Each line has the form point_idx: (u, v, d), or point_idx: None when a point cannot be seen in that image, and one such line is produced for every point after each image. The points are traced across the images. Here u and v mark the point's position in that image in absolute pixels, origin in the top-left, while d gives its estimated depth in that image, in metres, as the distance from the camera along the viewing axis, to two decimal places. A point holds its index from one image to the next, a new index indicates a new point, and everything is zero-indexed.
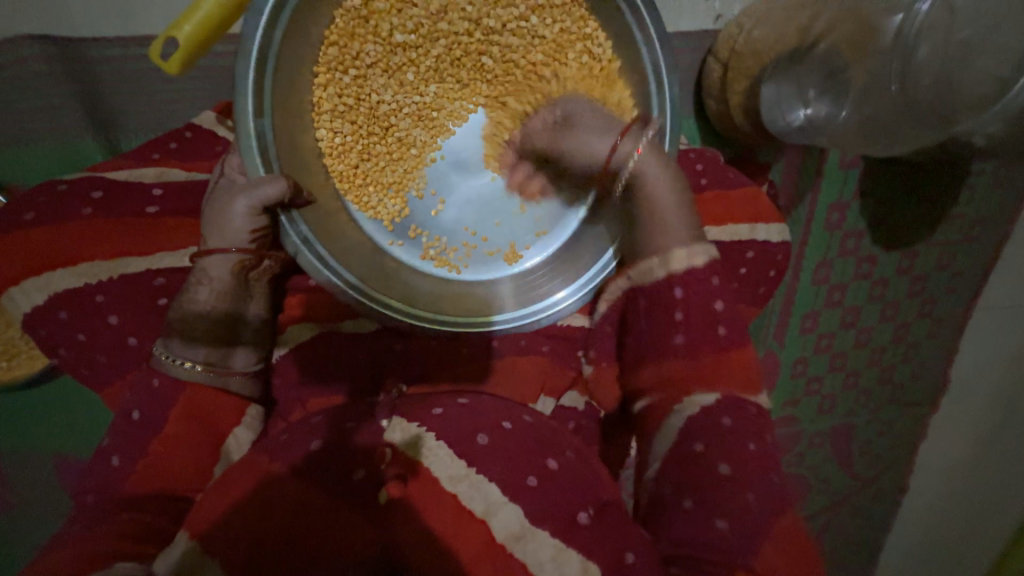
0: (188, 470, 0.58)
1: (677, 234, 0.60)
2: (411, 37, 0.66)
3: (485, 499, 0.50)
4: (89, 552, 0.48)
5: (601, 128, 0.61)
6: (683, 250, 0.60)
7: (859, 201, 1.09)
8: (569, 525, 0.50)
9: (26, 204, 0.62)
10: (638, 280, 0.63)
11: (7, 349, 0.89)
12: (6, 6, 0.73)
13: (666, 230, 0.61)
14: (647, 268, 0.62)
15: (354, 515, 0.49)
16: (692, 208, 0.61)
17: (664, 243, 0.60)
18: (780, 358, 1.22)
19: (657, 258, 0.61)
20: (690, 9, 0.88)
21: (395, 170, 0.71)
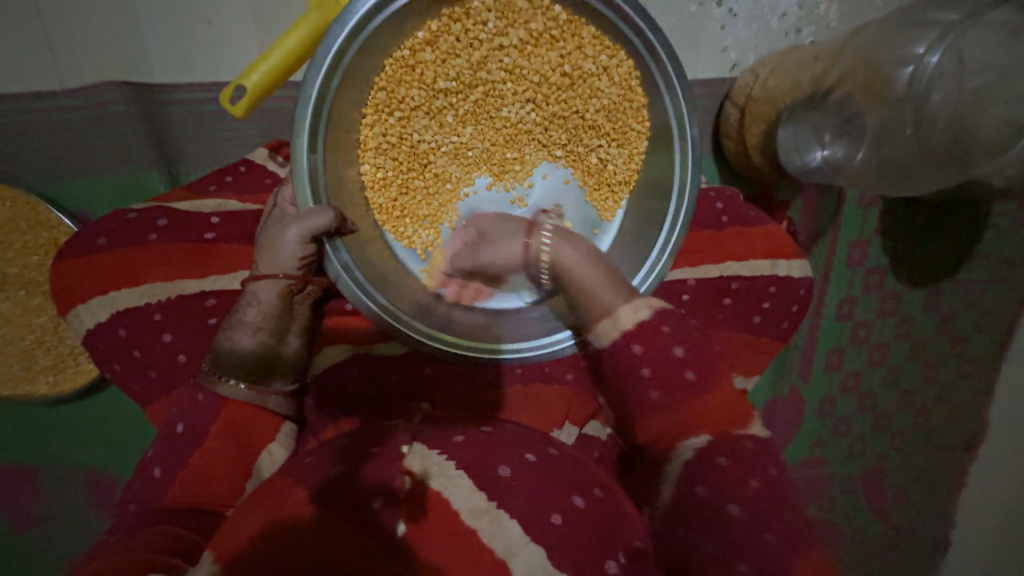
0: (224, 484, 0.60)
1: (609, 289, 0.53)
2: (451, 85, 0.72)
3: (506, 538, 0.48)
4: (124, 563, 0.49)
5: (513, 226, 0.64)
6: (627, 305, 0.52)
7: (880, 238, 1.10)
8: (595, 570, 0.48)
9: (98, 231, 0.68)
10: (603, 343, 0.53)
11: (57, 365, 0.95)
12: (93, 59, 0.83)
13: (602, 289, 0.54)
14: (601, 330, 0.53)
15: (378, 547, 0.47)
16: (613, 267, 0.55)
17: (605, 304, 0.53)
18: (805, 396, 1.19)
19: (606, 318, 0.53)
20: (707, 59, 0.93)
21: (430, 202, 0.75)
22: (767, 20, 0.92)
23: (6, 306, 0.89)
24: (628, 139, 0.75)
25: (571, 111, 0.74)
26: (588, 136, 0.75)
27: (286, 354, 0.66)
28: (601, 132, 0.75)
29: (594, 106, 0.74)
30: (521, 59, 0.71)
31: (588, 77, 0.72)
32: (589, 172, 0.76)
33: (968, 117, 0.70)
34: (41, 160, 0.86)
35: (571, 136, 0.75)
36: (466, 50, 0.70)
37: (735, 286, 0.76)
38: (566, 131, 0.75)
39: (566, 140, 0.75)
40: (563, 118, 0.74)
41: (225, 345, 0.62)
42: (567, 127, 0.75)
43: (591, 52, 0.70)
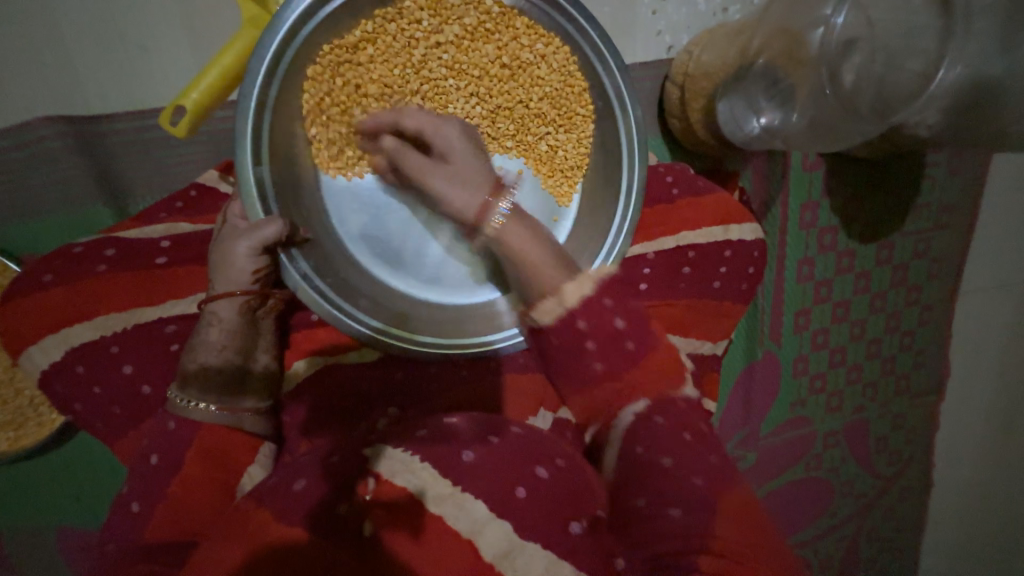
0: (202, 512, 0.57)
1: (555, 270, 0.56)
2: (395, 84, 0.71)
3: (471, 517, 0.48)
4: None
5: (480, 162, 0.62)
6: (573, 284, 0.55)
7: (828, 199, 1.15)
8: (561, 536, 0.47)
9: (42, 269, 0.65)
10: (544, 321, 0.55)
11: (15, 420, 0.90)
12: (22, 97, 0.80)
13: (545, 269, 0.56)
14: (543, 307, 0.55)
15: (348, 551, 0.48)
16: (560, 249, 0.58)
17: (551, 283, 0.55)
18: (780, 359, 1.23)
19: (551, 292, 0.55)
20: (643, 43, 0.97)
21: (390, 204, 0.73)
22: (695, 1, 0.96)
23: None
24: (573, 122, 0.77)
25: (515, 100, 0.75)
26: (537, 123, 0.76)
27: (254, 370, 0.66)
28: (548, 118, 0.76)
29: (537, 93, 0.75)
30: (460, 55, 0.72)
31: (527, 67, 0.74)
32: (541, 159, 0.78)
33: (881, 73, 0.76)
34: None
35: (521, 125, 0.76)
36: (404, 50, 0.70)
37: (692, 254, 0.79)
38: (514, 122, 0.76)
39: (516, 130, 0.76)
40: (509, 107, 0.75)
41: (188, 368, 0.60)
42: (515, 116, 0.76)
43: (527, 41, 0.72)
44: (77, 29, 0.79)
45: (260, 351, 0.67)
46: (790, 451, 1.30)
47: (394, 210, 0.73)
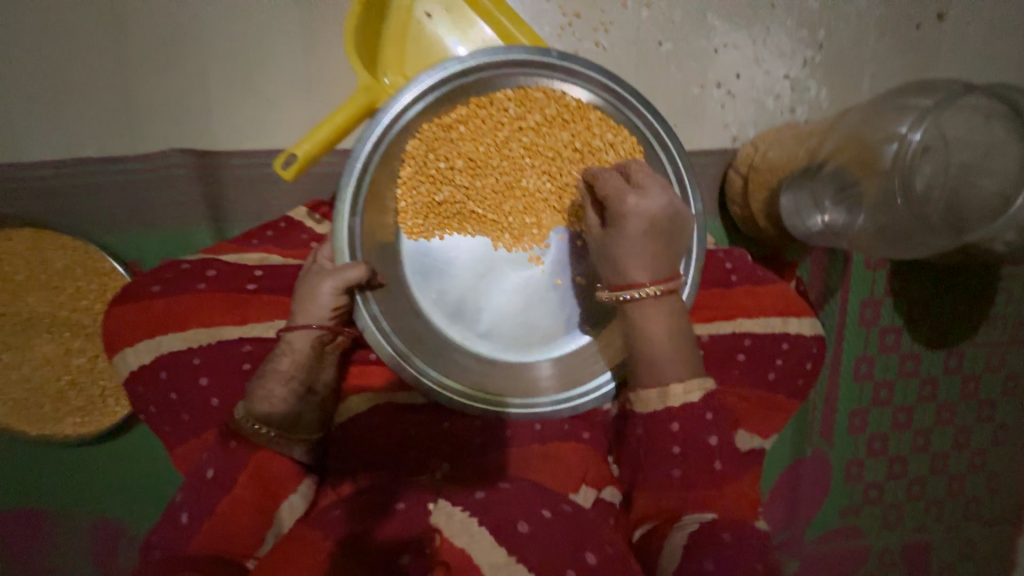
0: (247, 534, 0.61)
1: (674, 372, 0.61)
2: (477, 158, 0.78)
3: None
4: None
5: (642, 248, 0.61)
6: (682, 388, 0.61)
7: (891, 298, 1.12)
8: None
9: (151, 280, 0.73)
10: (641, 410, 0.63)
11: (86, 407, 0.99)
12: (164, 130, 0.94)
13: (666, 366, 0.62)
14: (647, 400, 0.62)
15: None
16: (689, 356, 0.62)
17: (663, 380, 0.62)
18: (830, 460, 1.16)
19: (657, 391, 0.62)
20: (709, 132, 1.02)
21: (457, 258, 0.78)
22: (764, 100, 1.01)
23: (52, 346, 0.96)
24: None
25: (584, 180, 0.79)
26: None
27: (311, 403, 0.69)
28: None
29: None
30: (538, 137, 0.78)
31: (598, 151, 0.78)
32: None
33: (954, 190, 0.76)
34: (105, 215, 0.95)
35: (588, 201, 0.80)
36: (491, 131, 0.78)
37: (747, 341, 0.78)
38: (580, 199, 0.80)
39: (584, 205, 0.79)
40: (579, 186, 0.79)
41: (257, 395, 0.64)
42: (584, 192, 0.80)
43: (599, 130, 0.78)
44: (219, 78, 0.94)
45: (321, 383, 0.70)
46: (837, 564, 1.19)
47: (459, 267, 0.78)
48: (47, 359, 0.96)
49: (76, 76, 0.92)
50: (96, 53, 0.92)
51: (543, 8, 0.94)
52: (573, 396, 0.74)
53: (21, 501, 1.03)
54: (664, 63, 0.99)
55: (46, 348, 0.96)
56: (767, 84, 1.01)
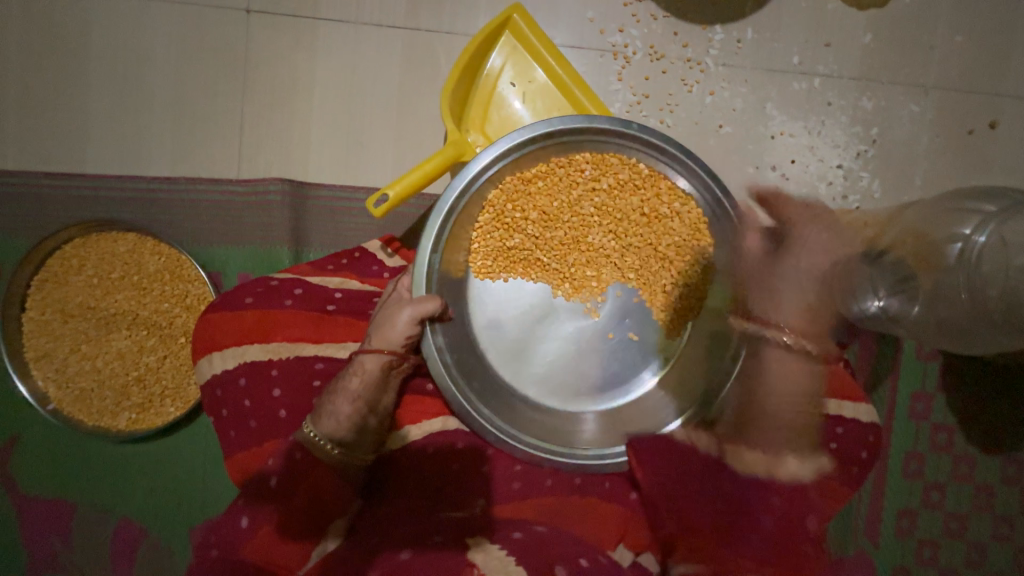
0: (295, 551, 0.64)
1: None
2: (550, 211, 0.84)
3: None
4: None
5: None
6: None
7: (944, 394, 1.09)
8: None
9: (243, 291, 0.79)
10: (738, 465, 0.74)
11: (144, 404, 1.04)
12: (266, 160, 1.06)
13: None
14: (752, 463, 0.74)
15: None
16: None
17: None
18: (874, 561, 1.09)
19: (765, 463, 0.74)
20: (762, 210, 1.07)
21: (517, 301, 0.82)
22: (817, 186, 1.06)
23: (127, 343, 1.03)
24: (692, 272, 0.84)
25: (644, 245, 0.85)
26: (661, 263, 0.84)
27: (369, 425, 0.71)
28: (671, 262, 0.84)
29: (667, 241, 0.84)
30: (609, 198, 0.84)
31: (663, 218, 0.84)
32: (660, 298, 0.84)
33: None
34: (201, 230, 1.05)
35: (647, 263, 0.84)
36: (567, 187, 0.84)
37: (801, 420, 0.78)
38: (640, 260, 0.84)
39: (642, 266, 0.84)
40: (638, 249, 0.84)
41: (326, 410, 0.68)
42: (644, 254, 0.84)
43: (667, 199, 0.83)
44: (322, 122, 1.06)
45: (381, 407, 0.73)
46: None
47: (517, 311, 0.82)
48: (121, 354, 1.02)
49: (203, 108, 1.06)
50: (223, 92, 1.05)
51: (616, 89, 1.05)
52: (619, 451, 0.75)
53: (59, 492, 1.06)
54: (723, 143, 1.06)
55: (122, 345, 1.03)
56: (821, 172, 1.06)
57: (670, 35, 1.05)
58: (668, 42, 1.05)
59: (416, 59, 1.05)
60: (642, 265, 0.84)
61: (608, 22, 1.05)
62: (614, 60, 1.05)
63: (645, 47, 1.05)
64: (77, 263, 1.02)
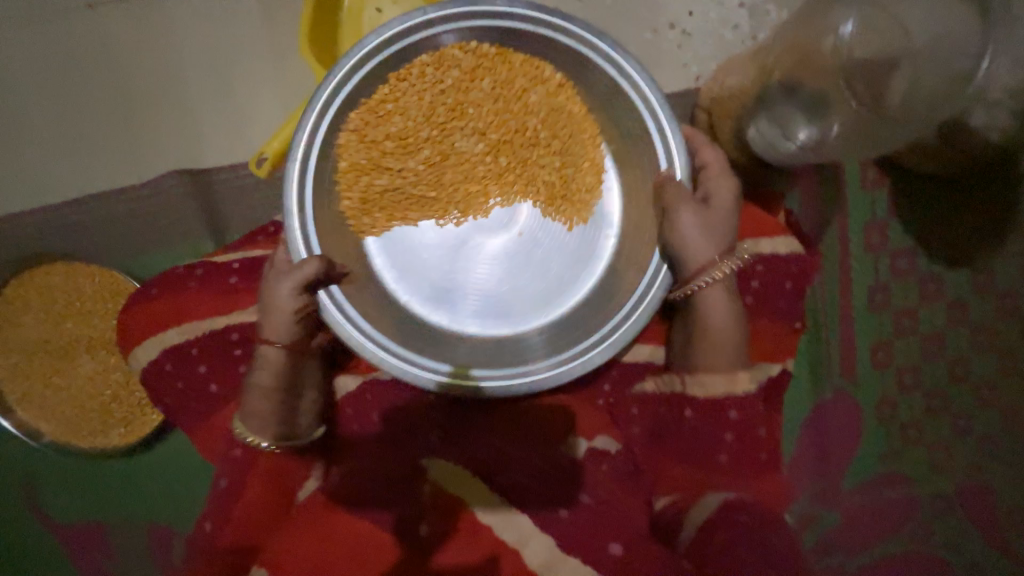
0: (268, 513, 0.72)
1: None
2: (408, 133, 0.78)
3: (518, 532, 0.67)
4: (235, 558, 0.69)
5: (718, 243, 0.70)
6: None
7: (897, 219, 1.04)
8: (600, 551, 0.65)
9: (152, 284, 0.81)
10: (697, 394, 0.72)
11: (127, 418, 1.09)
12: (161, 156, 1.04)
13: None
14: (713, 389, 0.71)
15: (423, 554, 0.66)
16: None
17: None
18: (856, 399, 1.10)
19: (723, 383, 0.71)
20: (670, 75, 1.01)
21: (409, 237, 0.80)
22: (721, 32, 0.99)
23: (92, 366, 1.07)
24: (577, 142, 0.79)
25: (521, 132, 0.79)
26: (543, 146, 0.79)
27: (304, 402, 0.73)
28: (551, 139, 0.79)
29: (539, 120, 0.78)
30: (462, 98, 0.78)
31: (526, 98, 0.78)
32: (555, 184, 0.79)
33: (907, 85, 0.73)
34: (122, 242, 1.06)
35: (528, 151, 0.79)
36: (415, 103, 0.77)
37: None
38: (520, 152, 0.79)
39: (524, 157, 0.79)
40: (517, 139, 0.79)
41: (247, 410, 0.69)
42: (521, 144, 0.79)
43: (521, 75, 0.77)
44: (202, 103, 1.02)
45: (308, 387, 0.74)
46: (886, 514, 1.10)
47: (418, 253, 0.80)
48: (89, 377, 1.07)
49: (82, 122, 1.03)
50: (97, 96, 1.02)
51: None
52: (564, 367, 0.69)
53: (76, 515, 1.13)
54: (612, 13, 0.99)
55: (87, 368, 1.07)
56: (722, 16, 0.99)
57: None
58: None
59: (276, 11, 1.00)
60: (523, 157, 0.79)
61: None
62: None
63: None
64: (21, 305, 1.04)
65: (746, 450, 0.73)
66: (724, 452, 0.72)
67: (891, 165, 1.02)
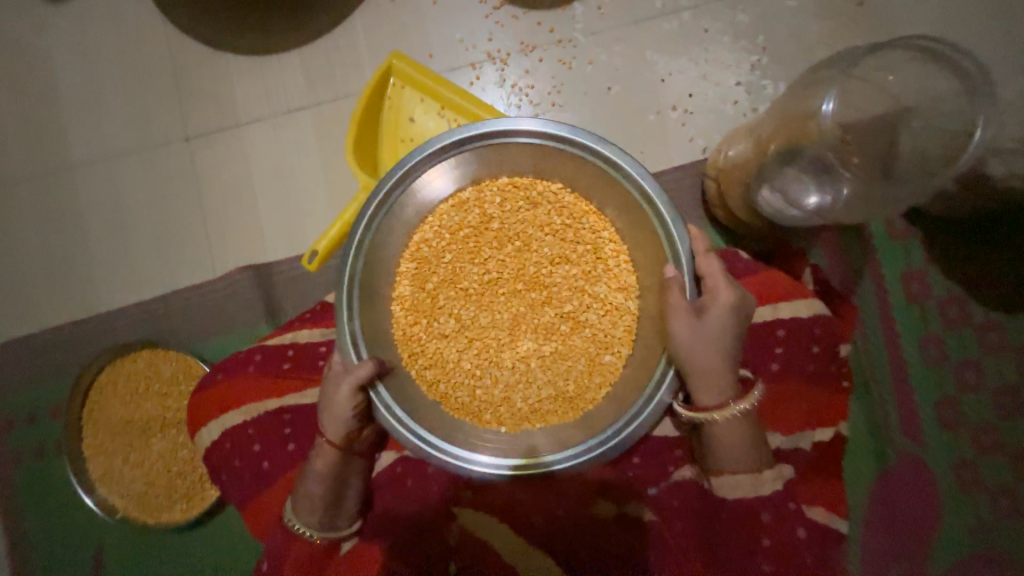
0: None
1: None
2: (453, 279, 0.88)
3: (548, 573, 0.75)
4: None
5: (718, 349, 0.72)
6: None
7: (937, 268, 1.00)
8: None
9: (219, 369, 0.92)
10: (728, 492, 0.75)
11: (189, 493, 1.17)
12: (233, 253, 1.21)
13: None
14: (733, 483, 0.74)
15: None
16: None
17: None
18: (931, 466, 0.99)
19: (748, 478, 0.73)
20: (677, 149, 1.08)
21: (470, 388, 0.85)
22: (722, 108, 1.07)
23: (163, 443, 1.18)
24: (597, 272, 0.86)
25: (565, 300, 0.86)
26: (564, 283, 0.86)
27: (346, 501, 0.79)
28: (568, 270, 0.87)
29: (554, 248, 0.87)
30: (487, 239, 0.89)
31: (541, 234, 0.88)
32: (578, 322, 0.85)
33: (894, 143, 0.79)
34: (198, 328, 1.21)
35: (552, 288, 0.87)
36: (447, 250, 0.89)
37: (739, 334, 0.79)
38: (545, 290, 0.87)
39: (547, 294, 0.87)
40: (562, 310, 0.86)
41: (300, 497, 0.77)
42: (545, 279, 0.87)
43: (531, 208, 0.88)
44: (267, 207, 1.20)
45: (353, 477, 0.80)
46: None
47: (464, 377, 0.85)
48: (160, 454, 1.17)
49: (171, 228, 1.23)
50: (185, 205, 1.22)
51: (503, 90, 1.13)
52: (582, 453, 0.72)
53: None
54: (617, 102, 1.10)
55: (159, 445, 1.18)
56: (721, 94, 1.07)
57: (536, 26, 1.12)
58: (535, 32, 1.12)
59: (327, 126, 1.19)
60: (546, 295, 0.87)
61: (476, 36, 1.14)
62: (493, 65, 1.13)
63: (516, 44, 1.12)
64: (111, 388, 1.18)
65: (782, 530, 0.74)
66: (767, 535, 0.73)
67: (917, 217, 1.01)
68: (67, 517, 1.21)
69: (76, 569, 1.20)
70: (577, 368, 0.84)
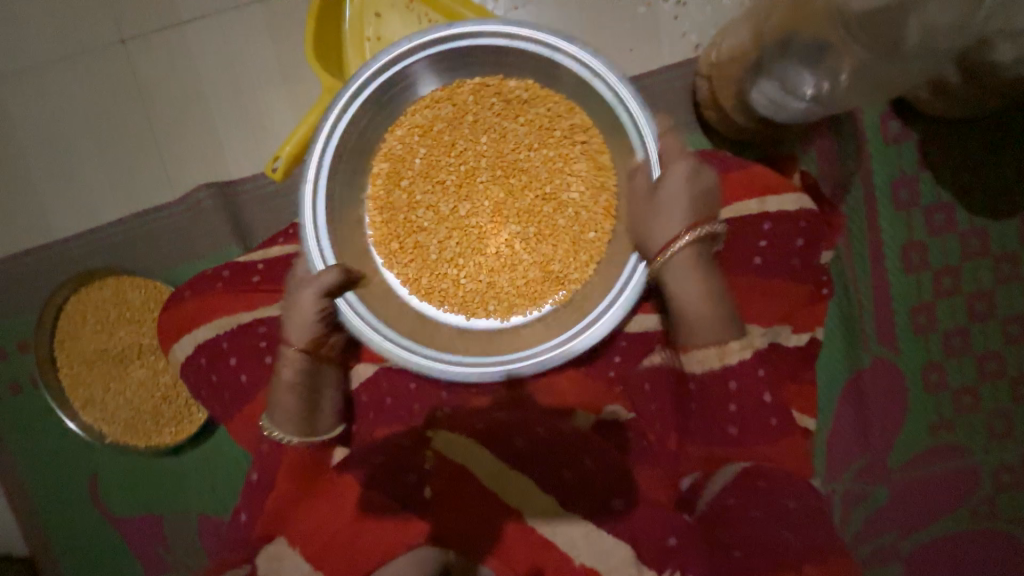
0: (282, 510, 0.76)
1: None
2: (428, 172, 0.83)
3: (523, 492, 0.66)
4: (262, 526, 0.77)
5: (684, 228, 0.69)
6: None
7: (928, 173, 0.99)
8: (606, 511, 0.65)
9: (186, 286, 0.88)
10: (696, 369, 0.71)
11: (176, 418, 1.18)
12: (193, 172, 1.12)
13: None
14: (703, 359, 0.70)
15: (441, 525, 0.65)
16: None
17: None
18: (900, 369, 1.03)
19: (713, 351, 0.69)
20: (670, 46, 1.00)
21: (452, 279, 0.83)
22: None
23: (143, 369, 1.16)
24: (573, 155, 0.81)
25: (543, 183, 0.82)
26: (542, 168, 0.82)
27: (324, 405, 0.78)
28: (546, 155, 0.81)
29: (529, 134, 0.82)
30: (461, 129, 0.83)
31: (514, 120, 0.82)
32: (556, 206, 0.82)
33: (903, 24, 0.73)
34: (163, 254, 1.15)
35: (529, 173, 0.82)
36: (419, 145, 0.83)
37: (725, 230, 0.76)
38: (523, 175, 0.82)
39: (524, 180, 0.82)
40: (540, 194, 0.82)
41: (274, 406, 0.75)
42: (522, 165, 0.82)
43: (501, 95, 0.81)
44: (225, 118, 1.10)
45: (326, 384, 0.79)
46: (943, 490, 1.03)
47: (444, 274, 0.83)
48: (141, 380, 1.16)
49: (121, 143, 1.13)
50: (134, 117, 1.11)
51: None
52: (559, 350, 0.71)
53: (134, 508, 1.22)
54: None
55: (139, 372, 1.16)
56: None
57: None
58: None
59: (285, 25, 1.07)
60: (524, 180, 0.82)
61: None
62: None
63: None
64: (79, 317, 1.14)
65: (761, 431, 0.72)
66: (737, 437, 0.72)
67: (914, 117, 0.98)
68: (56, 444, 1.21)
69: (69, 493, 1.22)
70: (558, 251, 0.82)
